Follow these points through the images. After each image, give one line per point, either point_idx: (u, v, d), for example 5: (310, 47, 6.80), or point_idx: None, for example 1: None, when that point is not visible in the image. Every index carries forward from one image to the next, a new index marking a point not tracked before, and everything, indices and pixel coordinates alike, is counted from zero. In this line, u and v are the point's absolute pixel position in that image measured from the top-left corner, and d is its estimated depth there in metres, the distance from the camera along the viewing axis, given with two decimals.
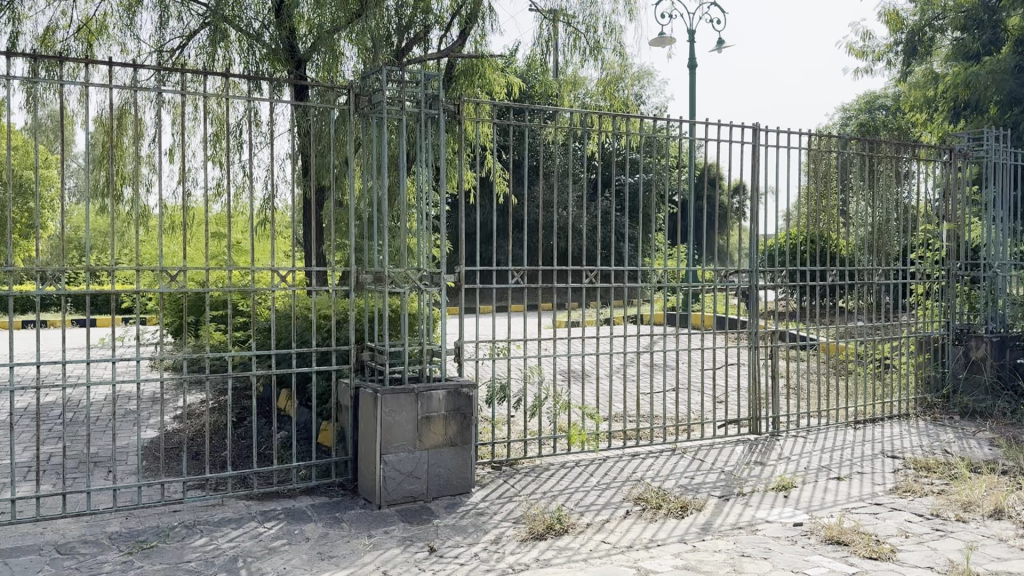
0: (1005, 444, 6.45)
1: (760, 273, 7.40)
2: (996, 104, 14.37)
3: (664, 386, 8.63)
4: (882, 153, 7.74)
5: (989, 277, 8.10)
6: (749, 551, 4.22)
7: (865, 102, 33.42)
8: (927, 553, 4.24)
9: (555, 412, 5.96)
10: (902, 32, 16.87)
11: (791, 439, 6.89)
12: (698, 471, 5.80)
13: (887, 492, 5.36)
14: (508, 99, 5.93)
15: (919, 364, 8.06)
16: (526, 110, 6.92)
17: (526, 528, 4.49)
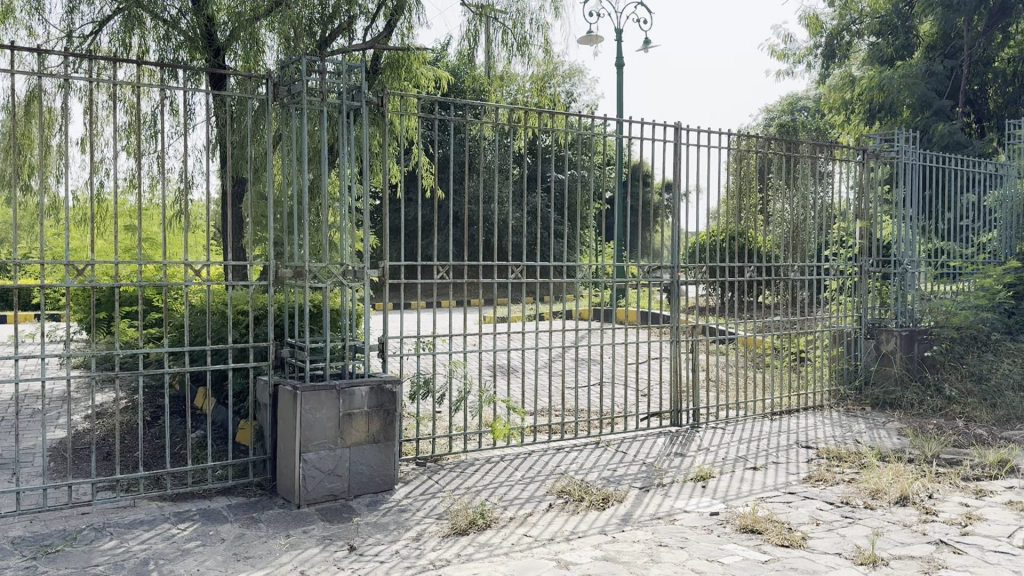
0: (912, 433, 6.73)
1: (683, 270, 7.54)
2: (908, 107, 15.03)
3: (588, 381, 8.73)
4: (801, 153, 7.92)
5: (898, 273, 8.45)
6: (667, 541, 4.30)
7: (787, 104, 34.46)
8: (836, 540, 4.39)
9: (481, 408, 5.94)
10: (820, 36, 17.47)
11: (710, 431, 7.05)
12: (620, 463, 5.88)
13: (800, 481, 5.53)
14: (434, 93, 5.86)
15: (833, 358, 8.34)
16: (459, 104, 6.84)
17: (449, 524, 4.48)
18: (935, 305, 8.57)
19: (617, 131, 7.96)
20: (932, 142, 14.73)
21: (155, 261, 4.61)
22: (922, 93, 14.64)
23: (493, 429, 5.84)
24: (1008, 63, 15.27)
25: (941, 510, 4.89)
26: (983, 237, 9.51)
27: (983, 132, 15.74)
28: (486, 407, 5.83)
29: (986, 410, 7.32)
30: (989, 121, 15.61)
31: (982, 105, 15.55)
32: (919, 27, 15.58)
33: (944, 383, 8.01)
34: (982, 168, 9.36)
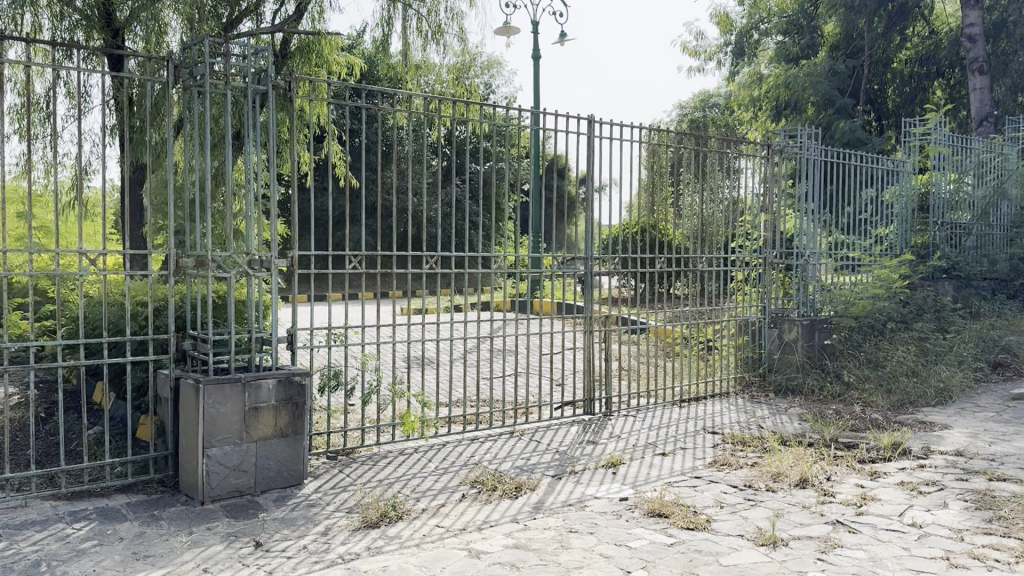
0: (812, 418, 7.01)
1: (597, 261, 7.64)
2: (813, 104, 15.66)
3: (503, 371, 8.75)
4: (711, 148, 8.13)
5: (801, 264, 8.78)
6: (576, 527, 4.36)
7: (699, 100, 35.41)
8: (739, 522, 4.54)
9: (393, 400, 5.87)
10: (731, 33, 18.04)
11: (622, 419, 7.17)
12: (534, 452, 5.92)
13: (706, 466, 5.69)
14: (347, 79, 5.74)
15: (739, 346, 8.64)
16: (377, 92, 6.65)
17: (359, 517, 4.42)
18: (835, 296, 8.91)
19: (534, 122, 8.01)
20: (834, 138, 15.37)
21: (47, 249, 4.35)
22: (825, 92, 15.29)
23: (405, 423, 5.80)
24: (905, 64, 16.10)
25: (838, 492, 5.10)
26: (881, 231, 9.96)
27: (883, 130, 16.55)
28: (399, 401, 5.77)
29: (881, 396, 7.68)
30: (889, 120, 16.44)
31: (881, 104, 16.37)
32: (823, 28, 16.26)
33: (842, 369, 8.34)
34: (881, 164, 9.79)
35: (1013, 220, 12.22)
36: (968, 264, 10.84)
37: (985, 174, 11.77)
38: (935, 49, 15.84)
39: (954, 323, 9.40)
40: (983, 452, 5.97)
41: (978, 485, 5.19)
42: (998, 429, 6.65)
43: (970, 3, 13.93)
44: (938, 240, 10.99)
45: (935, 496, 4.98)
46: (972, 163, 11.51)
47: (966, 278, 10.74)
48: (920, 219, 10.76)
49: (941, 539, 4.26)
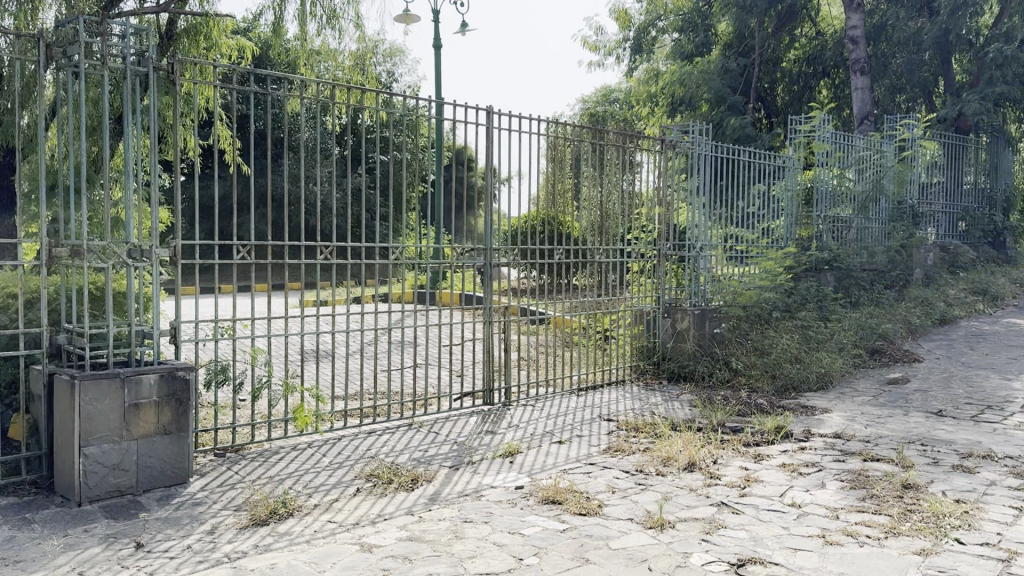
0: (701, 404, 7.26)
1: (497, 252, 7.60)
2: (706, 101, 16.25)
3: (405, 363, 8.59)
4: (609, 142, 8.27)
5: (692, 256, 9.07)
6: (471, 517, 4.38)
7: (602, 95, 36.15)
8: (629, 506, 4.66)
9: (283, 394, 5.64)
10: (629, 30, 18.36)
11: (521, 409, 7.24)
12: (432, 443, 5.90)
13: (600, 453, 5.81)
14: (242, 64, 5.55)
15: (635, 335, 8.87)
16: (271, 77, 6.28)
17: (248, 515, 4.31)
18: (724, 286, 9.25)
19: (436, 112, 8.01)
20: (726, 134, 15.97)
21: None
22: (717, 88, 15.90)
23: (298, 416, 5.57)
24: (794, 64, 16.85)
25: (723, 474, 5.31)
26: (769, 224, 10.39)
27: (773, 127, 17.25)
28: (286, 394, 5.57)
29: (767, 381, 8.03)
30: (778, 117, 17.13)
31: (772, 102, 17.06)
32: (717, 27, 16.85)
33: (731, 356, 8.64)
34: (769, 160, 10.19)
35: (890, 215, 12.95)
36: (847, 256, 11.43)
37: (866, 171, 12.40)
38: (820, 50, 16.61)
39: (835, 312, 9.89)
40: (859, 434, 6.32)
41: (853, 465, 5.48)
42: (873, 411, 7.06)
43: (852, 7, 14.69)
44: (822, 232, 11.53)
45: (814, 477, 5.24)
46: (853, 160, 12.12)
47: (846, 269, 11.31)
48: (804, 213, 11.24)
49: (817, 517, 4.49)
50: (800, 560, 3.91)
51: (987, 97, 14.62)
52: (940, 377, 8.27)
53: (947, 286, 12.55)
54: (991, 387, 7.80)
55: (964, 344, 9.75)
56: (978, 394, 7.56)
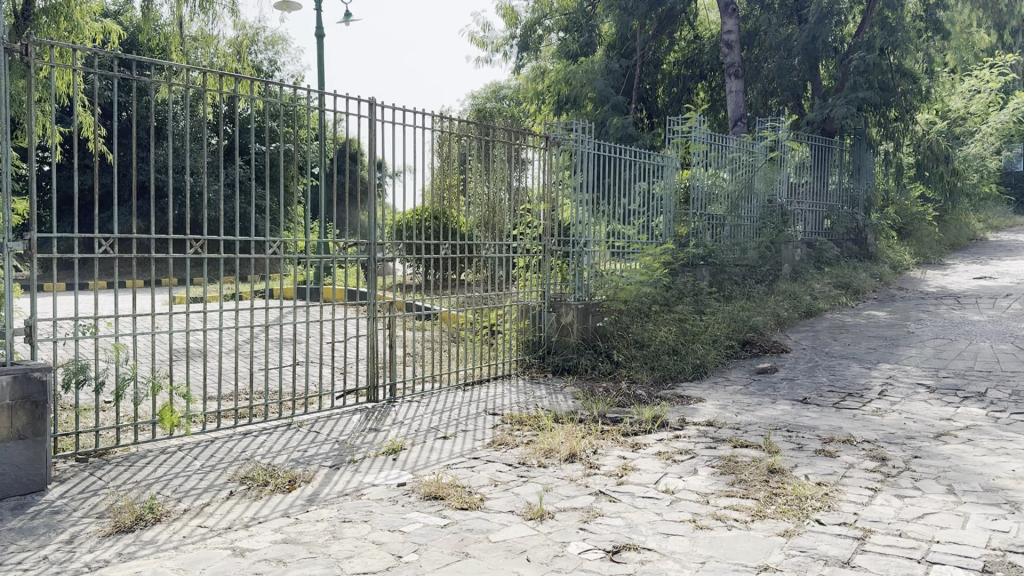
0: (584, 395, 7.43)
1: (381, 246, 7.34)
2: (590, 100, 16.74)
3: (286, 360, 8.34)
4: (496, 138, 8.32)
5: (576, 252, 9.27)
6: (350, 516, 4.32)
7: (490, 91, 36.54)
8: (510, 498, 4.71)
9: (147, 394, 5.39)
10: (516, 27, 18.67)
11: (406, 405, 7.15)
12: (311, 443, 5.77)
13: (484, 447, 5.85)
14: (117, 49, 5.08)
15: (521, 330, 8.96)
16: (148, 63, 5.80)
17: (112, 522, 4.11)
18: (606, 281, 9.52)
19: (320, 102, 7.84)
20: (609, 133, 16.41)
21: None
22: (600, 88, 16.37)
23: (164, 417, 5.30)
24: (673, 67, 17.47)
25: (602, 464, 5.45)
26: (649, 221, 10.71)
27: (654, 127, 17.74)
28: (149, 392, 5.29)
29: (646, 372, 8.30)
30: (658, 117, 17.66)
31: (653, 103, 17.58)
32: (601, 27, 17.28)
33: (613, 349, 8.88)
34: (649, 160, 10.55)
35: (761, 213, 13.58)
36: (722, 252, 11.94)
37: (738, 170, 12.96)
38: (698, 53, 17.31)
39: (710, 306, 10.30)
40: (730, 421, 6.62)
41: (724, 451, 5.73)
42: (744, 400, 7.40)
43: (728, 13, 15.31)
44: (698, 229, 11.97)
45: (687, 464, 5.45)
46: (726, 160, 12.66)
47: (720, 264, 11.81)
48: (682, 210, 11.59)
49: (689, 503, 4.67)
50: (672, 545, 4.06)
51: (852, 101, 15.45)
52: (806, 366, 8.76)
53: (813, 281, 13.29)
54: (852, 374, 8.32)
55: (828, 336, 10.36)
56: (840, 382, 8.04)
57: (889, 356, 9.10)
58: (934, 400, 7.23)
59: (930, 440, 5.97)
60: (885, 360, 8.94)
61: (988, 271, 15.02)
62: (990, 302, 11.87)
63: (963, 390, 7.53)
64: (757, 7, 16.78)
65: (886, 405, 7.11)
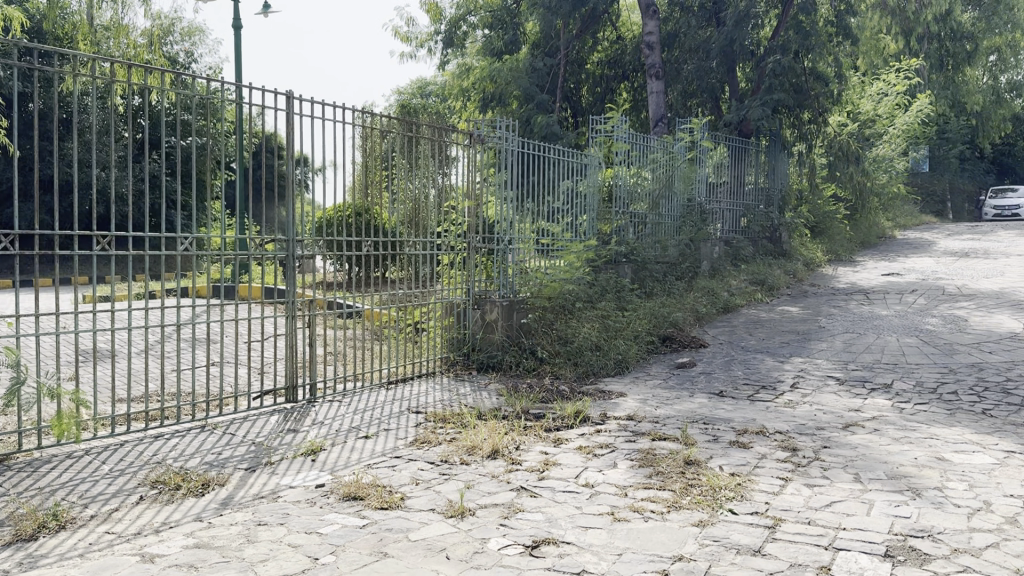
0: (507, 392, 7.46)
1: (300, 243, 7.21)
2: (515, 98, 16.90)
3: (200, 361, 8.12)
4: (420, 134, 8.26)
5: (500, 249, 9.30)
6: (266, 519, 4.24)
7: (416, 87, 36.32)
8: (430, 497, 4.70)
9: (42, 400, 5.03)
10: (440, 24, 18.59)
11: (326, 405, 7.04)
12: (227, 445, 5.64)
13: (406, 445, 5.82)
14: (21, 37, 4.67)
15: (445, 327, 8.93)
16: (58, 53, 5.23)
17: (12, 531, 3.94)
18: (530, 278, 9.57)
19: (239, 95, 7.62)
20: (534, 131, 16.59)
21: None
22: (525, 86, 16.59)
23: (57, 425, 4.95)
24: (596, 66, 17.67)
25: (524, 460, 5.48)
26: (573, 219, 10.80)
27: (578, 126, 17.95)
28: (46, 397, 4.92)
29: (569, 368, 8.40)
30: (582, 117, 17.90)
31: (577, 102, 17.79)
32: (524, 26, 17.39)
33: (536, 346, 8.94)
34: (573, 158, 10.66)
35: (681, 212, 13.87)
36: (643, 249, 12.15)
37: (659, 169, 13.21)
38: (621, 53, 17.55)
39: (632, 303, 10.48)
40: (649, 415, 6.75)
41: (643, 444, 5.85)
42: (663, 394, 7.55)
43: (649, 14, 15.56)
44: (621, 227, 12.15)
45: (607, 457, 5.54)
46: (647, 159, 12.88)
47: (642, 262, 12.00)
48: (604, 209, 11.74)
49: (608, 496, 4.75)
50: (590, 537, 4.12)
51: (767, 103, 15.95)
52: (722, 360, 9.00)
53: (730, 277, 13.64)
54: (766, 368, 8.58)
55: (744, 330, 10.67)
56: (754, 375, 8.30)
57: (802, 350, 9.42)
58: (843, 392, 7.52)
59: (838, 431, 6.21)
60: (798, 353, 9.25)
61: (895, 268, 15.68)
62: (897, 297, 12.41)
63: (870, 382, 7.85)
64: (677, 9, 17.20)
65: (798, 397, 7.36)
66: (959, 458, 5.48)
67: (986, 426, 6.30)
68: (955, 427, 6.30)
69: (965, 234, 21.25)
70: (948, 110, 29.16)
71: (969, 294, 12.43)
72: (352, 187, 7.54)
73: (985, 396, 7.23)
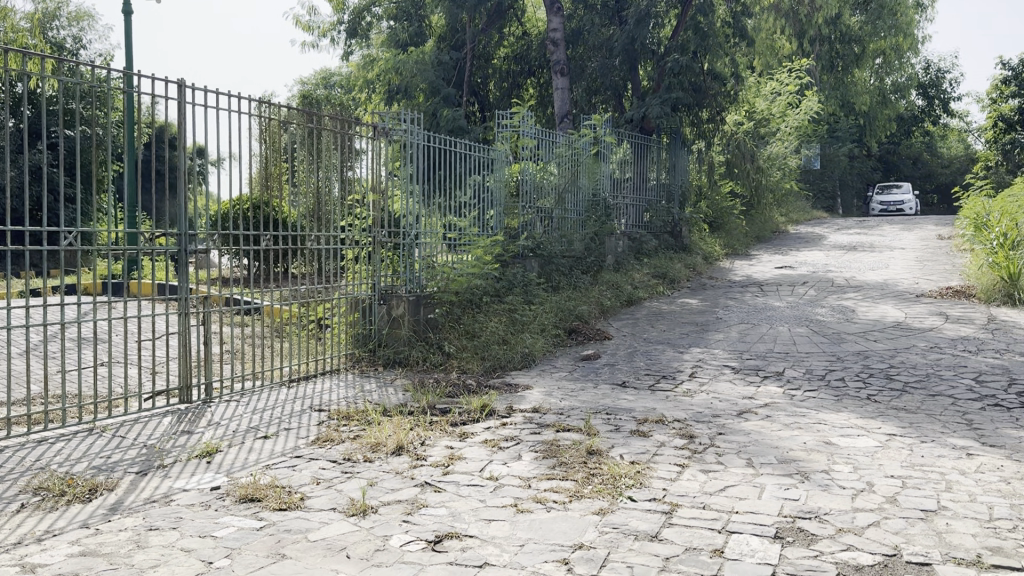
0: (413, 388, 7.42)
1: (194, 237, 6.94)
2: (421, 90, 16.83)
3: (86, 361, 7.79)
4: (324, 126, 8.10)
5: (406, 243, 9.21)
6: (157, 524, 4.10)
7: (320, 78, 35.81)
8: (331, 496, 4.63)
9: None
10: (343, 13, 18.41)
11: (223, 405, 6.85)
12: (116, 449, 5.42)
13: (307, 444, 5.72)
14: None
15: (350, 323, 8.79)
16: None
17: None
18: (437, 273, 9.52)
19: (130, 82, 7.27)
20: (440, 125, 16.58)
21: None
22: (430, 79, 16.55)
23: None
24: (503, 61, 17.74)
25: (428, 455, 5.48)
26: (481, 214, 10.82)
27: (485, 120, 18.04)
28: None
29: (476, 362, 8.42)
30: (489, 112, 17.97)
31: (484, 96, 17.87)
32: (429, 18, 17.42)
33: (444, 341, 8.93)
34: (479, 152, 10.67)
35: (586, 206, 14.06)
36: (549, 244, 12.29)
37: (564, 164, 13.37)
38: (526, 49, 17.60)
39: (539, 297, 10.58)
40: (553, 407, 6.84)
41: (547, 436, 5.92)
42: (568, 385, 7.68)
43: (553, 10, 15.71)
44: (529, 221, 12.24)
45: (512, 450, 5.58)
46: (553, 154, 13.05)
47: (548, 256, 12.14)
48: (512, 204, 11.82)
49: (512, 488, 4.79)
50: (493, 530, 4.15)
51: (666, 101, 16.38)
52: (626, 352, 9.21)
53: (633, 271, 13.92)
54: (666, 358, 8.83)
55: (646, 322, 10.94)
56: (655, 365, 8.53)
57: (700, 340, 9.73)
58: (738, 380, 7.82)
59: (734, 418, 6.45)
60: (696, 344, 9.55)
61: (789, 261, 16.35)
62: (790, 289, 12.95)
63: (763, 371, 8.18)
64: (580, 7, 17.49)
65: (696, 386, 7.60)
66: (844, 442, 5.78)
67: (869, 411, 6.66)
68: (842, 412, 6.63)
69: (853, 228, 22.34)
70: (839, 110, 30.60)
71: (856, 285, 13.08)
72: (251, 180, 7.31)
73: (869, 382, 7.64)
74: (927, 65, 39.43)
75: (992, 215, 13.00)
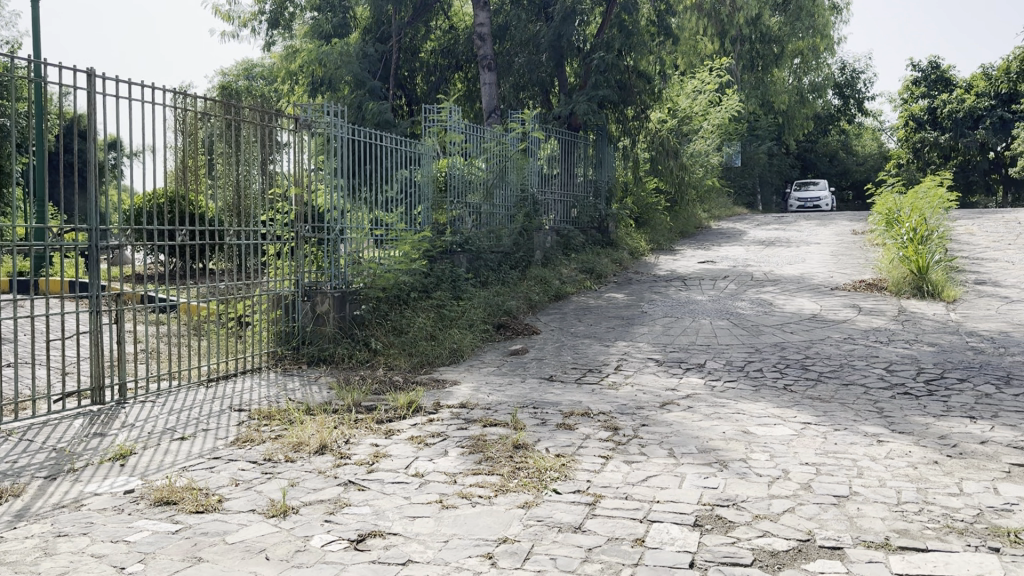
0: (338, 386, 7.33)
1: (105, 232, 6.69)
2: (346, 83, 16.59)
3: None
4: (245, 118, 7.91)
5: (330, 238, 9.07)
6: (66, 530, 3.95)
7: (242, 69, 35.05)
8: (251, 497, 4.54)
9: None
10: (266, 3, 18.05)
11: (138, 406, 6.65)
12: (23, 453, 5.19)
13: (226, 445, 5.59)
14: None
15: (273, 320, 8.62)
16: None
17: None
18: (363, 269, 9.43)
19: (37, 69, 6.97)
20: (365, 118, 16.38)
21: None
22: (355, 71, 16.33)
23: None
24: (430, 55, 17.64)
25: (352, 453, 5.42)
26: (408, 210, 10.75)
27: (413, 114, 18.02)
28: None
29: (402, 359, 8.37)
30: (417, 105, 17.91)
31: (411, 91, 17.82)
32: (355, 10, 17.39)
33: (370, 337, 8.85)
34: (405, 146, 10.58)
35: (515, 201, 14.09)
36: (477, 239, 12.29)
37: (492, 159, 13.37)
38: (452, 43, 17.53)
39: (467, 292, 10.56)
40: (481, 402, 6.86)
41: (473, 431, 5.93)
42: (495, 380, 7.71)
43: (480, 5, 15.70)
44: (457, 216, 12.20)
45: (437, 446, 5.57)
46: (480, 149, 13.06)
47: (477, 251, 12.12)
48: (439, 199, 11.79)
49: (437, 484, 4.78)
50: (417, 527, 4.14)
51: (593, 98, 16.58)
52: (553, 346, 9.29)
53: (561, 266, 14.05)
54: (592, 352, 8.94)
55: (573, 317, 11.06)
56: (582, 359, 8.64)
57: (625, 334, 9.89)
58: (661, 373, 7.98)
59: (657, 409, 6.58)
60: (621, 338, 9.70)
61: (711, 256, 16.75)
62: (711, 283, 13.27)
63: (685, 363, 8.36)
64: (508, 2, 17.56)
65: (621, 379, 7.72)
66: (762, 431, 5.96)
67: (786, 400, 6.88)
68: (760, 402, 6.83)
69: (773, 224, 23.01)
70: (759, 109, 31.46)
71: (774, 279, 13.49)
72: (166, 173, 7.09)
73: (786, 372, 7.90)
74: (843, 66, 40.87)
75: (902, 211, 13.55)
